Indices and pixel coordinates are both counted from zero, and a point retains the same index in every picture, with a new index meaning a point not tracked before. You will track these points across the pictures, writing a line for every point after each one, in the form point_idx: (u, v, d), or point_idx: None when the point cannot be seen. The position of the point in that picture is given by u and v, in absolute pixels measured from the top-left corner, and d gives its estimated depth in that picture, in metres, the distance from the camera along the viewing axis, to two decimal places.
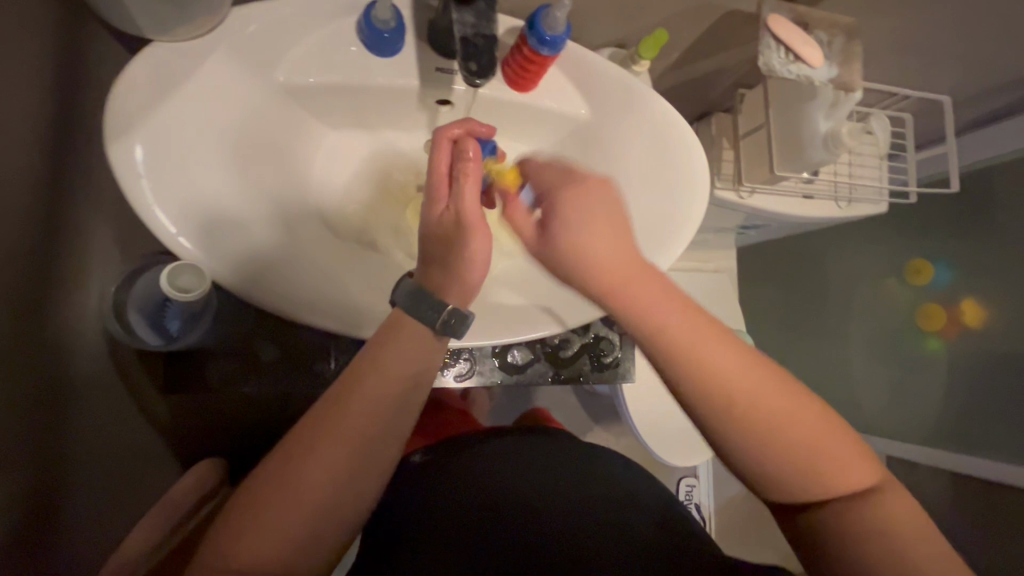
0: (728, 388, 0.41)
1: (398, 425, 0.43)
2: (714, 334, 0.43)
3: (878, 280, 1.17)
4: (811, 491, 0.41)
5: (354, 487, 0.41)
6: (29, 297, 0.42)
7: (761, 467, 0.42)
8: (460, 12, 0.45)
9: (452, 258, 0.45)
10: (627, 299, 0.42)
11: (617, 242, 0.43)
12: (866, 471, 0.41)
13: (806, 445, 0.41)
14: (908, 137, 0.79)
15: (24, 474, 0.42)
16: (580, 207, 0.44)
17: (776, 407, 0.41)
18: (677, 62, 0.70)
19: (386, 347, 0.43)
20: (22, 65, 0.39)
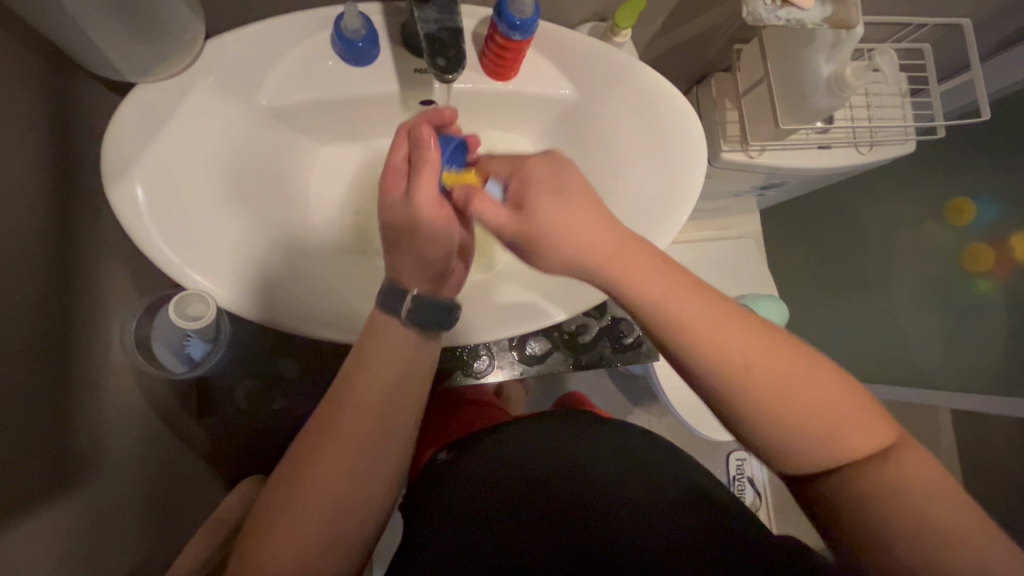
0: (735, 356, 0.40)
1: (400, 417, 0.45)
2: (707, 302, 0.41)
3: (918, 224, 1.09)
4: (830, 455, 0.39)
5: (364, 482, 0.43)
6: (56, 345, 0.44)
7: (774, 433, 0.40)
8: (422, 9, 0.45)
9: (412, 248, 0.46)
10: (614, 275, 0.41)
11: (593, 216, 0.42)
12: (882, 427, 0.39)
13: (819, 405, 0.39)
14: (930, 68, 0.74)
15: (73, 506, 0.45)
16: (551, 183, 0.43)
17: (787, 370, 0.40)
18: (664, 28, 0.67)
19: (373, 347, 0.44)
20: (18, 125, 0.41)
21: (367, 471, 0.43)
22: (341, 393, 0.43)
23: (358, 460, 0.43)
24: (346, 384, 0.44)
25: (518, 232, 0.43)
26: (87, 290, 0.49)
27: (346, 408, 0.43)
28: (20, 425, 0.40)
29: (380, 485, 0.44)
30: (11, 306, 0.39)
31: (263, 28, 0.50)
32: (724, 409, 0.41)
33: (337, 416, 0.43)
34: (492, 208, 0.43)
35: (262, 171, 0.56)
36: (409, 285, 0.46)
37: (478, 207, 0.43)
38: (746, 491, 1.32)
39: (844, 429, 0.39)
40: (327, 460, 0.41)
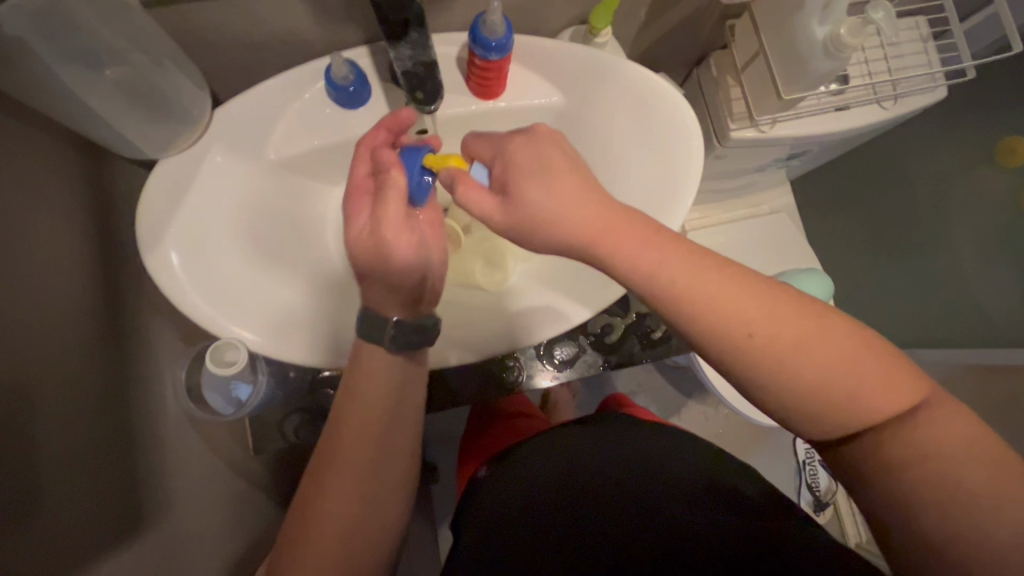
0: (737, 323, 0.40)
1: (397, 437, 0.49)
2: (704, 269, 0.42)
3: (968, 171, 1.02)
4: (850, 422, 0.38)
5: (372, 499, 0.47)
6: (114, 405, 0.49)
7: (792, 399, 0.39)
8: (395, 50, 0.48)
9: (382, 271, 0.47)
10: (611, 251, 0.43)
11: (575, 198, 0.44)
12: (911, 386, 0.38)
13: (835, 362, 0.38)
14: (948, 9, 0.68)
15: (148, 545, 0.50)
16: (534, 163, 0.45)
17: (798, 337, 0.39)
18: (648, 18, 0.67)
19: (361, 376, 0.48)
20: (62, 214, 0.47)
21: (376, 491, 0.47)
22: (340, 424, 0.47)
23: (367, 482, 0.46)
24: (343, 412, 0.47)
25: (511, 220, 0.45)
26: (137, 349, 0.54)
27: (345, 438, 0.46)
28: (92, 478, 0.45)
29: (390, 500, 0.48)
30: (71, 372, 0.45)
31: (263, 91, 0.54)
32: (736, 379, 0.41)
33: (340, 447, 0.46)
34: (477, 192, 0.46)
35: (283, 219, 0.60)
36: (385, 311, 0.48)
37: (464, 190, 0.46)
38: (820, 475, 1.25)
39: (868, 386, 0.38)
40: (339, 487, 0.45)
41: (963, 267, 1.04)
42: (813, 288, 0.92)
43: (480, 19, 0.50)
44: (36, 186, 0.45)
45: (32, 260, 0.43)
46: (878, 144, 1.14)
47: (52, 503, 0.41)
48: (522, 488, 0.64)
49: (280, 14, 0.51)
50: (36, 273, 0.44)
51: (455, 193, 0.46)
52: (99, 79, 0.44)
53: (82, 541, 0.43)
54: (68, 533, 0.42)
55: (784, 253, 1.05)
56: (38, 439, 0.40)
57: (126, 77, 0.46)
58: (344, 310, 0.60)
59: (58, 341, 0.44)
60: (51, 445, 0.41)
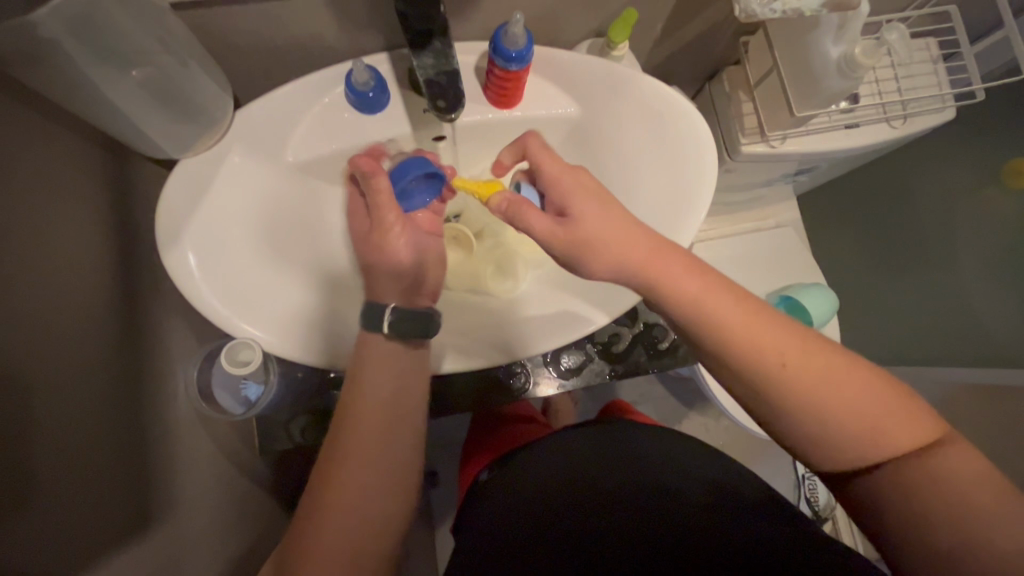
0: (771, 350, 0.43)
1: (402, 426, 0.50)
2: (743, 305, 0.45)
3: (976, 191, 1.03)
4: (863, 452, 0.41)
5: (379, 492, 0.47)
6: (128, 402, 0.49)
7: (818, 434, 0.42)
8: (418, 58, 0.49)
9: (380, 259, 0.54)
10: (656, 277, 0.46)
11: (622, 227, 0.47)
12: (925, 422, 0.40)
13: (860, 401, 0.41)
14: (960, 31, 0.69)
15: (156, 541, 0.50)
16: (592, 202, 0.47)
17: (823, 373, 0.42)
18: (664, 32, 0.68)
19: (366, 367, 0.49)
20: (83, 210, 0.48)
21: (381, 486, 0.47)
22: (344, 411, 0.48)
23: (370, 470, 0.46)
24: (348, 402, 0.48)
25: (569, 238, 0.47)
26: (152, 347, 0.54)
27: (351, 430, 0.47)
28: (102, 474, 0.45)
29: (396, 496, 0.48)
30: (86, 367, 0.45)
31: (284, 96, 0.55)
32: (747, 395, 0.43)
33: (347, 439, 0.47)
34: (539, 219, 0.48)
35: (299, 220, 0.61)
36: (386, 297, 0.53)
37: (523, 216, 0.48)
38: (818, 489, 1.25)
39: (888, 423, 0.40)
40: (346, 479, 0.45)
41: (966, 287, 1.04)
42: (817, 302, 0.92)
43: (502, 30, 0.51)
44: (57, 181, 0.45)
45: (53, 255, 0.44)
46: (884, 162, 1.15)
47: (65, 499, 0.41)
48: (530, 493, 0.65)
49: (305, 19, 0.51)
50: (55, 268, 0.44)
51: (519, 221, 0.49)
52: (125, 79, 0.44)
53: (91, 538, 0.43)
54: (78, 530, 0.42)
55: (789, 267, 1.05)
56: (52, 434, 0.40)
57: (151, 77, 0.46)
58: (354, 312, 0.60)
59: (75, 336, 0.44)
60: (64, 441, 0.41)
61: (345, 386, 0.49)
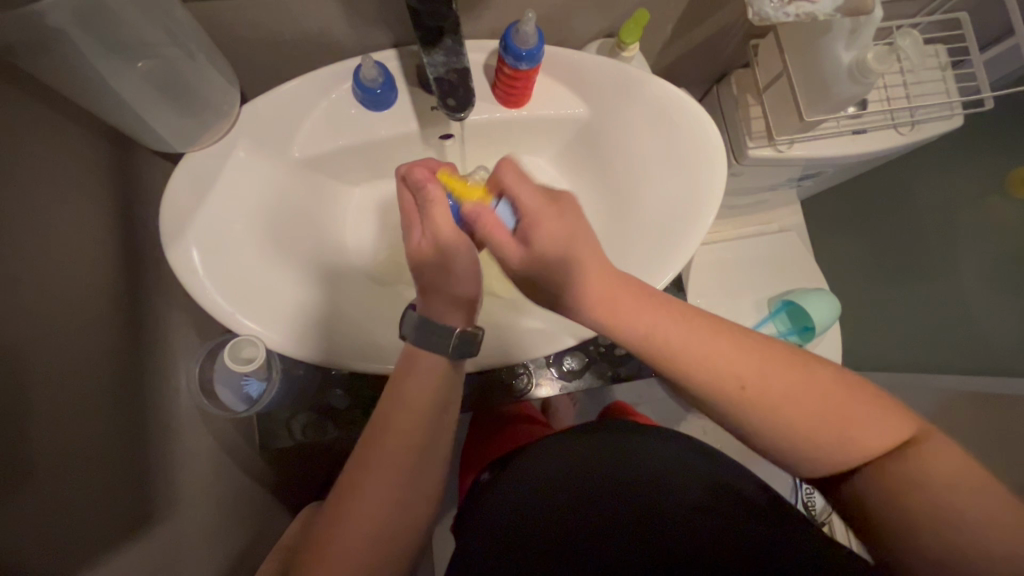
0: (731, 376, 0.43)
1: (438, 443, 0.49)
2: (698, 329, 0.44)
3: (980, 201, 1.02)
4: (843, 457, 0.42)
5: (406, 507, 0.47)
6: (130, 397, 0.49)
7: (789, 445, 0.43)
8: (429, 55, 0.48)
9: (442, 279, 0.48)
10: (612, 316, 0.45)
11: (592, 269, 0.45)
12: (897, 422, 0.42)
13: (823, 411, 0.42)
14: (970, 38, 0.69)
15: (157, 537, 0.50)
16: (563, 238, 0.45)
17: (788, 388, 0.42)
18: (674, 34, 0.68)
19: (407, 382, 0.48)
20: (88, 202, 0.47)
21: (409, 500, 0.47)
22: (382, 426, 0.47)
23: (401, 487, 0.46)
24: (385, 416, 0.47)
25: (533, 262, 0.45)
26: (155, 342, 0.54)
27: (385, 445, 0.46)
28: (103, 471, 0.44)
29: (420, 508, 0.48)
30: (88, 362, 0.44)
31: (291, 91, 0.54)
32: (739, 410, 0.44)
33: (379, 452, 0.46)
34: (503, 236, 0.46)
35: (303, 216, 0.60)
36: (450, 321, 0.48)
37: (488, 230, 0.46)
38: (816, 495, 1.24)
39: (853, 430, 0.41)
40: (375, 491, 0.45)
41: (968, 295, 1.04)
42: (818, 305, 0.91)
43: (513, 28, 0.51)
44: (61, 173, 0.44)
45: (59, 247, 0.43)
46: (888, 168, 1.15)
47: (65, 496, 0.40)
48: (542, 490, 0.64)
49: (314, 14, 0.51)
50: (60, 260, 0.43)
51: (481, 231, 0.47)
52: (131, 71, 0.43)
53: (92, 535, 0.42)
54: (79, 527, 0.41)
55: (792, 272, 1.05)
56: (56, 429, 0.40)
57: (157, 69, 0.45)
58: (358, 310, 0.60)
59: (77, 331, 0.44)
60: (64, 437, 0.41)
61: (385, 398, 0.47)
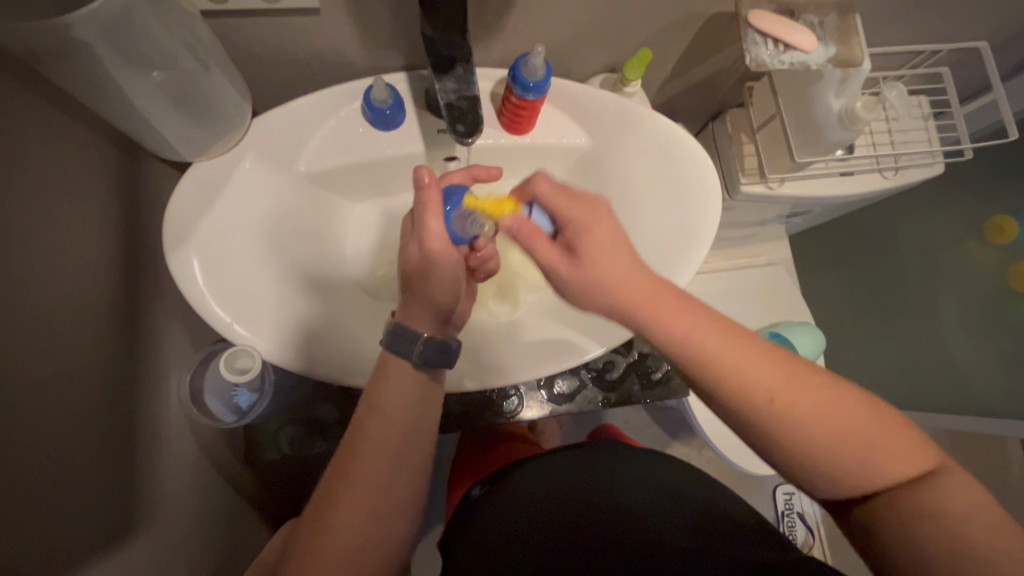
0: (762, 386, 0.43)
1: (414, 452, 0.48)
2: (729, 337, 0.45)
3: (958, 245, 1.06)
4: (862, 482, 0.41)
5: (384, 518, 0.46)
6: (120, 403, 0.48)
7: (808, 460, 0.42)
8: (441, 82, 0.50)
9: (421, 288, 0.49)
10: (653, 316, 0.46)
11: (631, 267, 0.47)
12: (918, 455, 0.41)
13: (847, 432, 0.41)
14: (950, 91, 0.72)
15: (137, 547, 0.49)
16: (607, 240, 0.47)
17: (817, 402, 0.42)
18: (674, 72, 0.70)
19: (382, 390, 0.48)
20: (93, 207, 0.48)
21: (386, 511, 0.46)
22: (355, 437, 0.47)
23: (374, 499, 0.46)
24: (360, 426, 0.47)
25: (571, 275, 0.48)
26: (148, 348, 0.54)
27: (361, 454, 0.46)
28: (88, 478, 0.43)
29: (399, 522, 0.47)
30: (80, 366, 0.44)
31: (301, 108, 0.55)
32: (746, 431, 0.45)
33: (355, 461, 0.46)
34: (546, 249, 0.49)
35: (305, 229, 0.61)
36: (415, 326, 0.49)
37: (535, 246, 0.49)
38: (798, 527, 1.25)
39: (877, 454, 0.41)
40: (350, 501, 0.45)
41: (947, 334, 1.08)
42: (804, 340, 0.93)
43: (521, 61, 0.52)
44: (67, 176, 0.45)
45: (61, 249, 0.43)
46: (872, 208, 1.18)
47: (49, 503, 0.39)
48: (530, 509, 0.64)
49: (328, 35, 0.52)
50: (61, 262, 0.43)
51: (526, 244, 0.49)
52: (146, 79, 0.44)
53: (73, 544, 0.41)
54: (61, 535, 0.40)
55: (778, 305, 1.08)
56: (47, 429, 0.40)
57: (171, 80, 0.46)
58: (354, 325, 0.60)
59: (72, 333, 0.43)
60: (52, 442, 0.40)
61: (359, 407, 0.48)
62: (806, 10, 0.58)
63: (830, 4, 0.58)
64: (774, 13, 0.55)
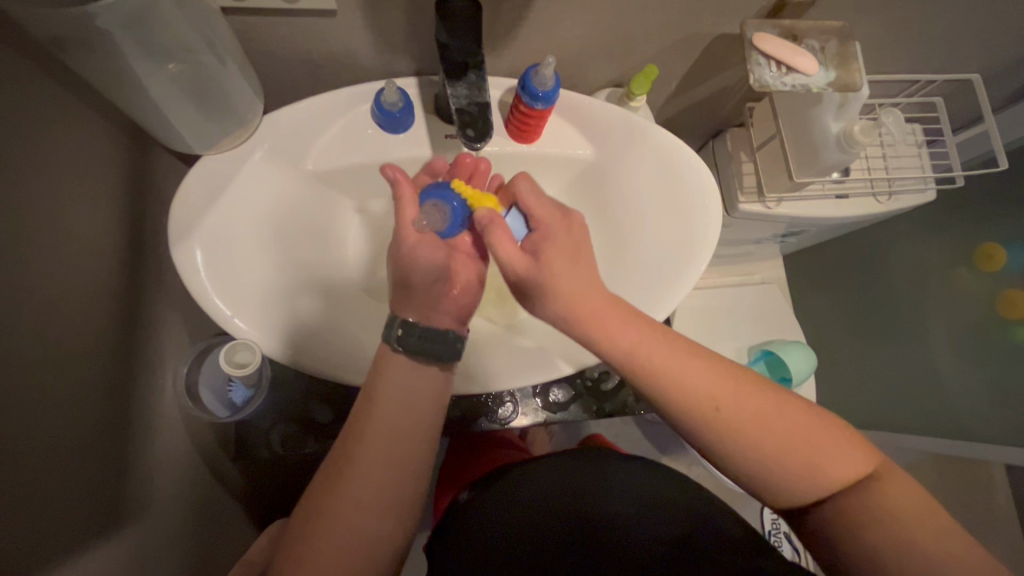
0: (708, 397, 0.44)
1: (417, 446, 0.49)
2: (675, 348, 0.46)
3: (947, 271, 1.07)
4: (817, 485, 0.43)
5: (387, 510, 0.46)
6: (115, 392, 0.48)
7: (756, 468, 0.44)
8: (452, 87, 0.51)
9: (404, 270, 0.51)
10: (600, 326, 0.46)
11: (586, 277, 0.47)
12: (861, 458, 0.43)
13: (790, 442, 0.43)
14: (944, 120, 0.74)
15: (120, 541, 0.47)
16: (568, 249, 0.48)
17: (764, 410, 0.44)
18: (678, 89, 0.72)
19: (385, 380, 0.48)
20: (100, 193, 0.48)
21: (389, 503, 0.47)
22: (359, 428, 0.47)
23: (373, 497, 0.46)
24: (362, 418, 0.47)
25: (527, 270, 0.46)
26: (146, 338, 0.53)
27: (366, 446, 0.46)
28: (78, 466, 0.43)
29: (403, 513, 0.48)
30: (79, 353, 0.43)
31: (311, 107, 0.56)
32: (712, 447, 0.46)
33: (360, 451, 0.46)
34: (507, 245, 0.47)
35: (310, 227, 0.61)
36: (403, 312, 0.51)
37: (494, 232, 0.48)
38: (784, 548, 1.24)
39: (820, 459, 0.43)
40: (355, 493, 0.45)
41: (935, 359, 1.09)
42: (797, 359, 0.94)
43: (532, 70, 0.53)
44: (78, 162, 0.45)
45: (67, 233, 0.43)
46: (864, 233, 1.21)
47: (36, 491, 0.38)
48: (516, 513, 0.64)
49: (344, 36, 0.53)
50: (66, 246, 0.43)
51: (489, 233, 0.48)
52: (160, 70, 0.44)
53: (61, 531, 0.41)
54: (46, 522, 0.39)
55: (772, 323, 1.09)
56: (41, 416, 0.39)
57: (185, 72, 0.46)
58: (355, 324, 0.60)
59: (72, 319, 0.43)
60: (44, 430, 0.39)
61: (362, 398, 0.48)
62: (810, 34, 0.60)
63: (832, 30, 0.60)
64: (777, 37, 0.57)
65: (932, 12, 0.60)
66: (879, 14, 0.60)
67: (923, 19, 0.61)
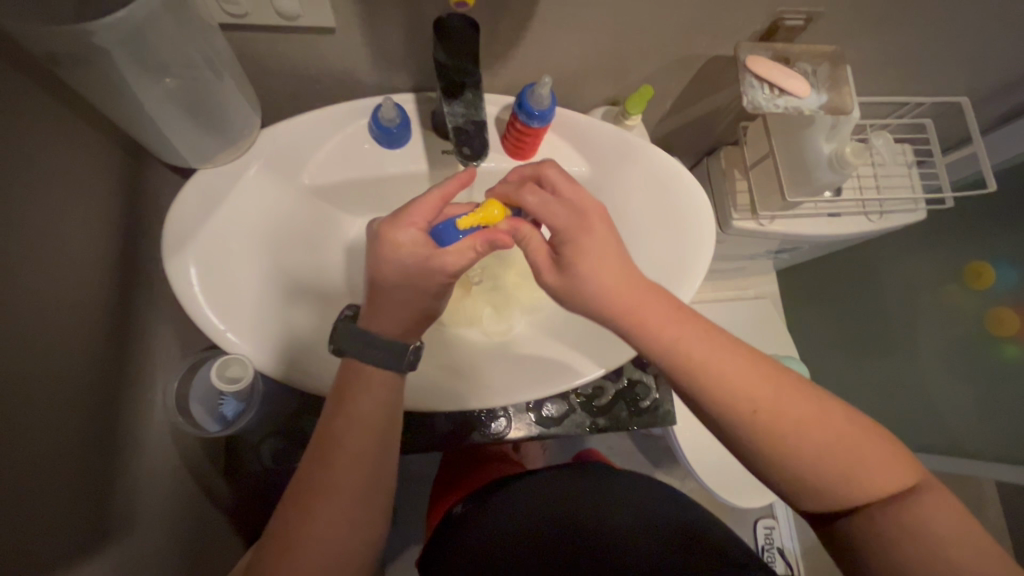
0: (746, 399, 0.43)
1: (384, 459, 0.48)
2: (718, 347, 0.45)
3: (937, 287, 1.08)
4: (851, 496, 0.42)
5: (357, 527, 0.46)
6: (104, 407, 0.47)
7: (794, 472, 0.43)
8: (450, 105, 0.52)
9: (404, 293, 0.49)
10: (638, 323, 0.46)
11: (621, 274, 0.47)
12: (900, 469, 0.42)
13: (827, 452, 0.42)
14: (933, 141, 0.75)
15: (106, 558, 0.47)
16: (598, 249, 0.47)
17: (804, 414, 0.43)
18: (673, 107, 0.73)
19: (356, 396, 0.47)
20: (94, 207, 0.48)
21: (359, 519, 0.46)
22: (330, 445, 0.46)
23: (344, 516, 0.45)
24: (332, 436, 0.46)
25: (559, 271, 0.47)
26: (137, 352, 0.53)
27: (337, 465, 0.45)
28: (65, 483, 0.42)
29: (371, 527, 0.47)
30: (68, 368, 0.43)
31: (308, 121, 0.56)
32: (743, 452, 0.45)
33: (330, 469, 0.45)
34: (537, 242, 0.50)
35: (305, 240, 0.61)
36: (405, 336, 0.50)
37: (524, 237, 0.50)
38: (777, 562, 1.25)
39: (859, 470, 0.42)
40: (326, 513, 0.44)
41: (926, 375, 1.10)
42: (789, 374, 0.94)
43: (529, 89, 0.54)
44: (71, 176, 0.45)
45: (59, 247, 0.43)
46: (855, 249, 1.21)
47: (21, 510, 0.38)
48: (507, 526, 0.64)
49: (342, 52, 0.54)
50: (58, 261, 0.43)
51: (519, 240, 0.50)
52: (158, 86, 0.44)
53: (45, 551, 0.40)
54: (31, 542, 0.39)
55: (765, 338, 1.09)
56: (28, 433, 0.39)
57: (182, 86, 0.46)
58: None
59: (63, 334, 0.43)
60: (31, 447, 0.39)
61: (331, 415, 0.47)
62: (802, 57, 0.60)
63: (824, 53, 0.61)
64: (770, 60, 0.58)
65: (921, 37, 0.61)
66: (869, 38, 0.61)
67: (913, 43, 0.62)
